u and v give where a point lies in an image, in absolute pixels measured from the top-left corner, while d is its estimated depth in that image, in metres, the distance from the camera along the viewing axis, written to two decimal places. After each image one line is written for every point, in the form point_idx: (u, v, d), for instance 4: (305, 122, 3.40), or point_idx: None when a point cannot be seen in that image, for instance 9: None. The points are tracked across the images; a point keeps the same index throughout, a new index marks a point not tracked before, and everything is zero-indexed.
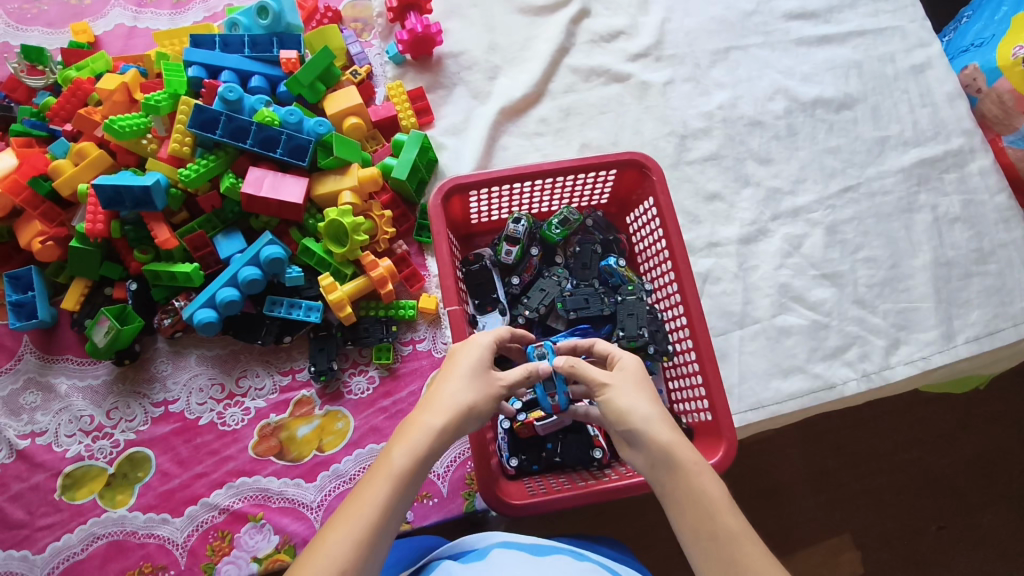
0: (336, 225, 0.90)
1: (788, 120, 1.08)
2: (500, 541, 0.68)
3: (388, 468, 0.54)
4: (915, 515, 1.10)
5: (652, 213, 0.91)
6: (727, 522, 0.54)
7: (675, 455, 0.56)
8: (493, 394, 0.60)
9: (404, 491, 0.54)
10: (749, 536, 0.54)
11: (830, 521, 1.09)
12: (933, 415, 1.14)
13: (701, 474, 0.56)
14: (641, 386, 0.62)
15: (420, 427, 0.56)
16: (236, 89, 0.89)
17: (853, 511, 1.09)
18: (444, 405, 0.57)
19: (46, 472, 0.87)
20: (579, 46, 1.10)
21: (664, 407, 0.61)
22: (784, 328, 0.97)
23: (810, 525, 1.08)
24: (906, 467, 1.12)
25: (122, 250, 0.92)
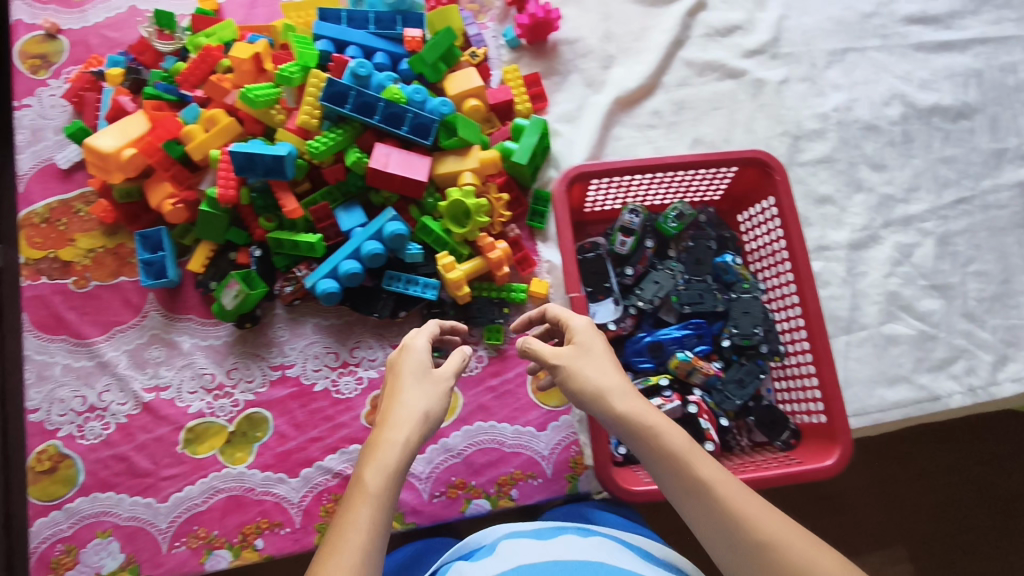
0: (457, 205, 0.91)
1: (903, 127, 1.06)
2: (506, 533, 0.74)
3: (364, 492, 0.55)
4: (973, 530, 1.10)
5: (771, 213, 0.91)
6: (699, 469, 0.59)
7: (636, 420, 0.62)
8: (443, 392, 0.63)
9: (386, 503, 0.55)
10: (719, 476, 0.59)
11: (885, 529, 1.09)
12: (1003, 432, 1.13)
13: (662, 431, 0.61)
14: (596, 359, 0.66)
15: (384, 444, 0.58)
16: (366, 65, 0.91)
17: (910, 522, 1.09)
18: (400, 417, 0.60)
19: (170, 426, 0.91)
20: (695, 39, 1.09)
21: (620, 375, 0.66)
22: (891, 337, 0.98)
23: (866, 533, 1.08)
24: (971, 484, 1.11)
25: (247, 216, 0.94)
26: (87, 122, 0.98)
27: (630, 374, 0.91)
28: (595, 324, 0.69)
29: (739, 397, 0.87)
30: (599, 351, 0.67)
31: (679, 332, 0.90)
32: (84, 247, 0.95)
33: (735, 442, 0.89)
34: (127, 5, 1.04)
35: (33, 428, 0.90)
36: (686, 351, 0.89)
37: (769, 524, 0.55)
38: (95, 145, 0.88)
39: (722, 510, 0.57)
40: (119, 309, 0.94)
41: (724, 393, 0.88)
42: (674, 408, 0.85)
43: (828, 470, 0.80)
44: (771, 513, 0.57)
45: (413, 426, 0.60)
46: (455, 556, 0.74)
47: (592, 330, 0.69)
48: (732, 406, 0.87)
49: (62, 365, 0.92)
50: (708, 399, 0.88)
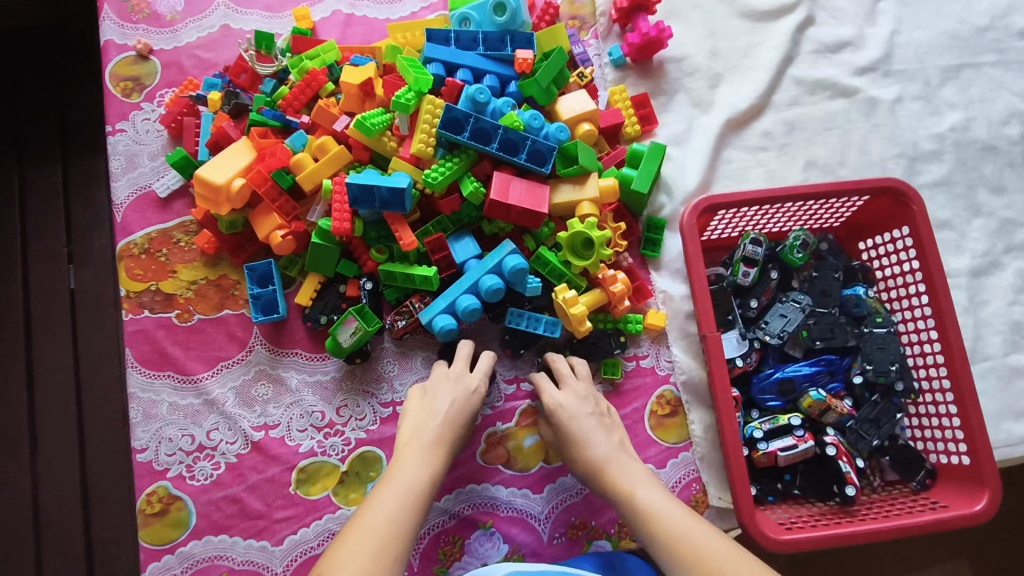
0: (578, 237, 0.87)
1: (1023, 147, 1.02)
2: (508, 573, 0.73)
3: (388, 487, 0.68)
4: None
5: (905, 243, 0.87)
6: (662, 510, 0.69)
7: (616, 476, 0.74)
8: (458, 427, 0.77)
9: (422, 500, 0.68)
10: (679, 518, 0.67)
11: (944, 546, 1.05)
12: None
13: (637, 486, 0.72)
14: (586, 419, 0.80)
15: (407, 462, 0.72)
16: (485, 91, 0.87)
17: (971, 537, 1.06)
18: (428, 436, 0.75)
19: (281, 466, 0.88)
20: (803, 55, 1.05)
21: (604, 436, 0.78)
22: (1017, 368, 0.94)
23: (927, 551, 1.05)
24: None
25: (357, 249, 0.91)
26: (189, 148, 0.95)
27: (756, 412, 0.88)
28: (591, 391, 0.83)
29: (875, 436, 0.84)
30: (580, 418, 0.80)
31: (811, 369, 0.86)
32: (187, 279, 0.93)
33: (870, 483, 0.85)
34: (217, 23, 1.02)
35: (141, 467, 0.88)
36: (820, 390, 0.85)
37: (722, 559, 0.62)
38: (208, 176, 0.86)
39: (680, 549, 0.64)
40: (224, 343, 0.92)
41: (859, 433, 0.85)
42: (808, 448, 0.83)
43: (980, 517, 0.76)
44: (726, 549, 0.63)
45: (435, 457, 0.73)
46: None
47: (591, 396, 0.83)
48: (868, 446, 0.84)
49: (168, 403, 0.90)
50: (842, 439, 0.85)
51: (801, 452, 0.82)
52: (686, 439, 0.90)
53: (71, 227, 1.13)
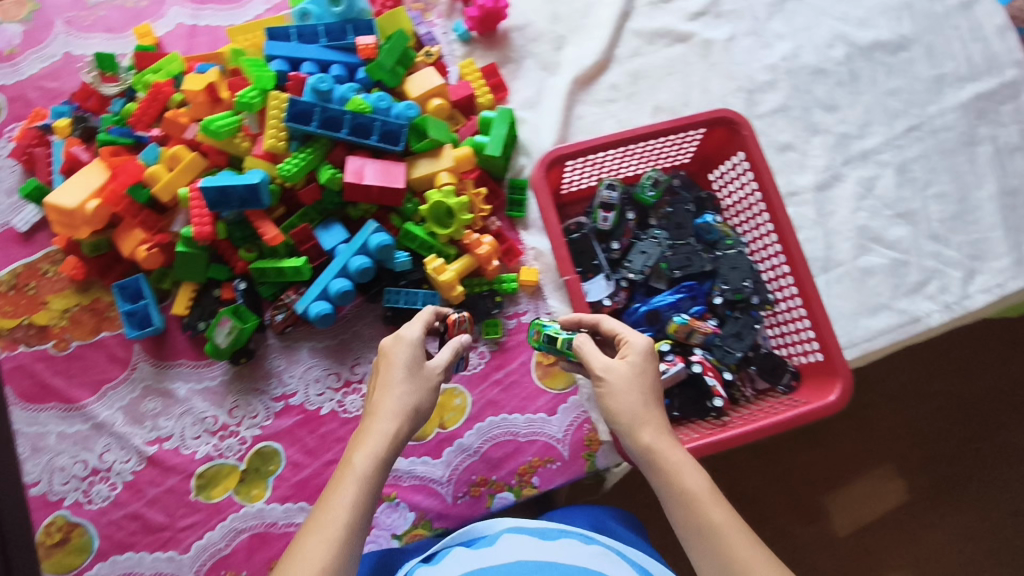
0: (438, 206, 0.90)
1: (849, 66, 1.10)
2: (508, 527, 0.74)
3: (352, 474, 0.60)
4: (953, 437, 1.16)
5: (743, 167, 0.93)
6: (713, 505, 0.61)
7: (660, 455, 0.64)
8: (432, 389, 0.67)
9: (370, 488, 0.60)
10: (730, 527, 0.59)
11: (870, 455, 1.15)
12: (969, 340, 1.19)
13: (684, 472, 0.63)
14: (640, 383, 0.67)
15: (374, 435, 0.63)
16: (326, 79, 0.89)
17: (890, 442, 1.15)
18: (392, 409, 0.64)
19: (179, 475, 0.89)
20: (639, 8, 1.10)
21: (650, 405, 0.67)
22: (867, 269, 1.02)
23: (853, 462, 1.14)
24: (943, 395, 1.17)
25: (225, 251, 0.92)
26: (42, 179, 0.96)
27: None
28: (655, 346, 0.69)
29: (738, 349, 0.90)
30: (638, 383, 0.67)
31: (673, 297, 0.91)
32: (59, 308, 0.93)
33: (740, 394, 0.91)
34: (58, 52, 1.01)
35: (35, 501, 0.87)
36: (683, 314, 0.90)
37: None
38: (58, 202, 0.85)
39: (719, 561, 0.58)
40: (106, 366, 0.92)
41: (724, 348, 0.90)
42: (680, 370, 0.86)
43: (833, 406, 0.83)
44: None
45: (401, 420, 0.64)
46: (456, 542, 0.75)
47: (656, 354, 0.70)
48: (734, 360, 0.90)
49: (56, 433, 0.90)
50: (709, 357, 0.90)
51: (674, 375, 0.86)
52: (573, 384, 0.94)
53: None
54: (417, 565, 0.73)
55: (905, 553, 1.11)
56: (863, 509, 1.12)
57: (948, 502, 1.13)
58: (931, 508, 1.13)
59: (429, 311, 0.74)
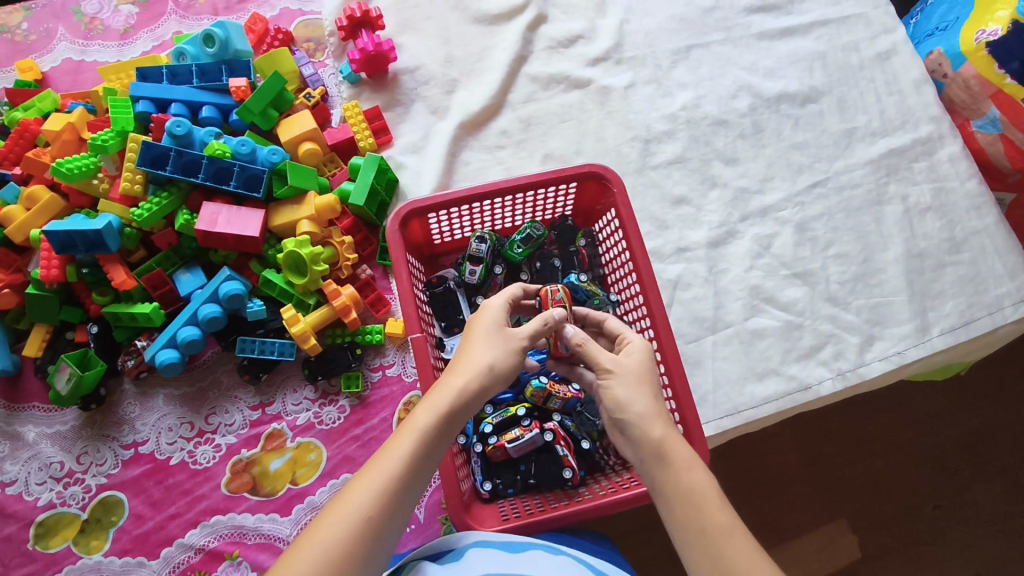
0: (294, 256, 0.88)
1: (753, 118, 1.06)
2: (478, 541, 0.72)
3: (411, 426, 0.58)
4: (912, 490, 1.09)
5: (614, 225, 0.89)
6: (715, 499, 0.58)
7: (668, 448, 0.60)
8: (513, 354, 0.63)
9: (429, 446, 0.58)
10: (734, 528, 0.56)
11: (826, 506, 1.07)
12: (924, 392, 1.13)
13: (691, 467, 0.60)
14: (645, 377, 0.64)
15: (443, 388, 0.61)
16: (184, 123, 0.88)
17: (846, 495, 1.08)
18: (469, 368, 0.61)
19: (18, 522, 0.87)
20: (537, 53, 1.08)
21: (658, 399, 0.63)
22: (757, 331, 0.97)
23: (810, 513, 1.07)
24: (903, 448, 1.11)
25: (81, 293, 0.91)
26: None
27: (491, 407, 0.89)
28: (652, 346, 0.67)
29: (599, 417, 0.86)
30: (649, 376, 0.64)
31: (533, 358, 0.88)
32: None
33: (603, 461, 0.86)
34: None
35: None
36: (542, 377, 0.87)
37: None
38: None
39: (719, 562, 0.55)
40: None
41: (584, 415, 0.87)
42: (535, 437, 0.83)
43: None
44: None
45: (478, 380, 0.61)
46: (423, 556, 0.71)
47: (651, 351, 0.68)
48: (594, 427, 0.86)
49: None
50: (568, 423, 0.86)
51: (527, 442, 0.83)
52: None
53: None
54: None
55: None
56: (816, 563, 1.04)
57: (909, 563, 1.05)
58: (889, 567, 1.05)
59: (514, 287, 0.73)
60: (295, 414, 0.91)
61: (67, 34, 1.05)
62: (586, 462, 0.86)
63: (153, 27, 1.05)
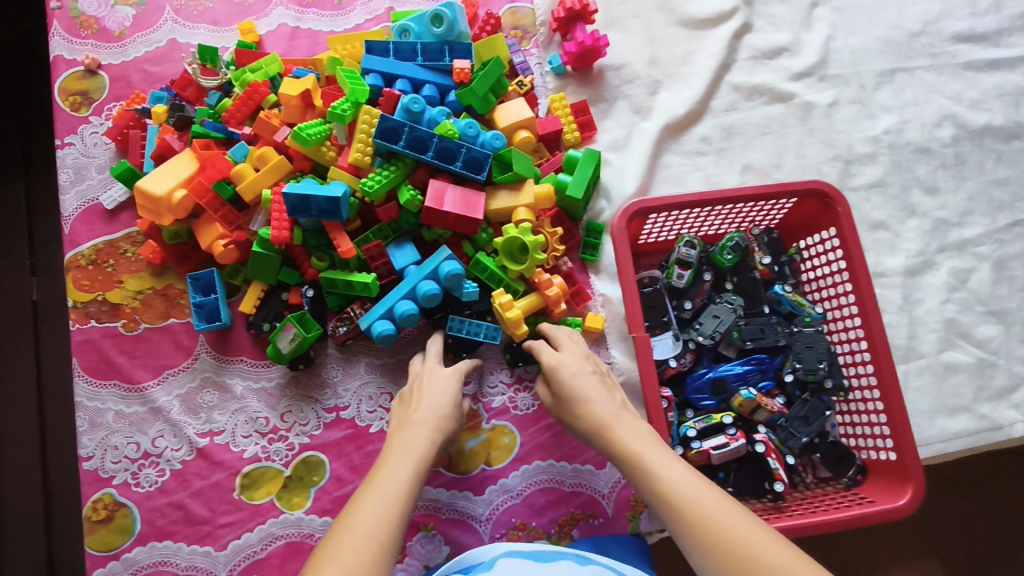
0: (514, 242, 0.89)
1: (955, 148, 1.05)
2: (504, 552, 0.72)
3: (387, 474, 0.67)
4: (1012, 538, 1.05)
5: (832, 244, 0.89)
6: (660, 466, 0.64)
7: (611, 447, 0.70)
8: (448, 415, 0.78)
9: (411, 485, 0.66)
10: (675, 475, 0.63)
11: (917, 542, 1.04)
12: None
13: (628, 449, 0.68)
14: (572, 392, 0.77)
15: (405, 446, 0.72)
16: (419, 100, 0.90)
17: (947, 535, 1.04)
18: (420, 429, 0.74)
19: (225, 471, 0.90)
20: (741, 62, 1.07)
21: (598, 400, 0.75)
22: (951, 365, 0.96)
23: (901, 547, 1.04)
24: None
25: (299, 256, 0.93)
26: (133, 160, 0.97)
27: (691, 411, 0.90)
28: (569, 361, 0.79)
29: (805, 434, 0.86)
30: (576, 389, 0.76)
31: (741, 368, 0.89)
32: (133, 289, 0.95)
33: (800, 479, 0.88)
34: (165, 38, 1.04)
35: (87, 475, 0.90)
36: (750, 388, 0.88)
37: (739, 526, 0.56)
38: (147, 188, 0.87)
39: (684, 514, 0.59)
40: (170, 352, 0.93)
41: (789, 430, 0.86)
42: (740, 446, 0.84)
43: (902, 511, 0.78)
44: (736, 511, 0.58)
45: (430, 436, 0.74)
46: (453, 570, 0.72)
47: (573, 364, 0.79)
48: (798, 444, 0.86)
49: (114, 411, 0.91)
50: (772, 437, 0.86)
51: (733, 450, 0.83)
52: None
53: (32, 240, 1.11)
54: None
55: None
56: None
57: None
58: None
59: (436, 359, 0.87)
60: (491, 396, 0.93)
61: None
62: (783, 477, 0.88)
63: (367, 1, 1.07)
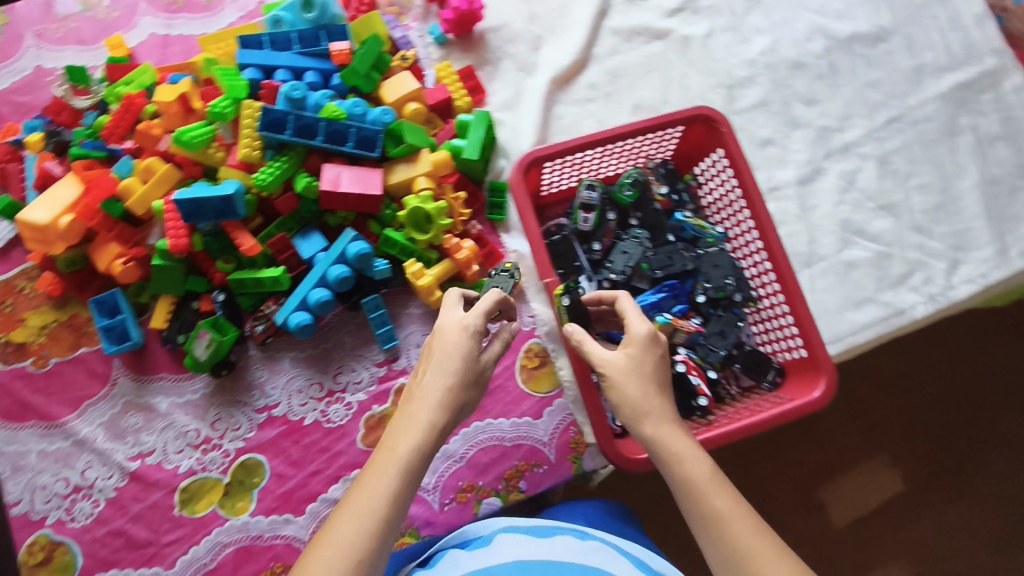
0: (417, 212, 0.90)
1: (827, 59, 1.10)
2: (503, 527, 0.73)
3: (391, 465, 0.56)
4: (926, 414, 1.17)
5: (723, 163, 0.92)
6: (724, 497, 0.58)
7: (660, 448, 0.62)
8: (470, 381, 0.62)
9: (410, 481, 0.57)
10: (737, 510, 0.57)
11: (847, 442, 1.15)
12: (969, 326, 1.20)
13: (685, 459, 0.61)
14: (633, 376, 0.64)
15: (412, 423, 0.59)
16: (300, 87, 0.89)
17: (887, 433, 1.16)
18: (432, 400, 0.60)
19: (162, 490, 0.88)
20: (616, 6, 1.10)
21: (659, 394, 0.64)
22: (851, 262, 1.01)
23: (849, 453, 1.15)
24: (954, 384, 1.18)
25: (204, 262, 0.91)
26: (16, 195, 0.95)
27: (614, 346, 0.92)
28: (657, 336, 0.66)
29: (722, 347, 0.89)
30: (640, 372, 0.64)
31: (655, 297, 0.91)
32: (37, 325, 0.92)
33: (726, 392, 0.91)
34: (28, 65, 1.01)
35: (18, 521, 0.87)
36: (665, 314, 0.90)
37: None
38: (30, 219, 0.85)
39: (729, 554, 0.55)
40: (85, 382, 0.91)
41: (707, 346, 0.90)
42: (663, 370, 0.87)
43: (818, 402, 0.82)
44: (787, 561, 0.54)
45: (445, 411, 0.60)
46: (452, 544, 0.74)
47: (657, 338, 0.66)
48: (718, 357, 0.89)
49: (37, 452, 0.89)
50: (693, 355, 0.90)
51: None
52: (557, 385, 0.94)
53: None
54: (415, 571, 0.72)
55: (904, 540, 1.13)
56: (860, 499, 1.14)
57: (939, 486, 1.15)
58: (917, 494, 1.15)
59: (456, 293, 0.68)
60: None
61: (149, 7, 1.04)
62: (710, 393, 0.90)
63: None
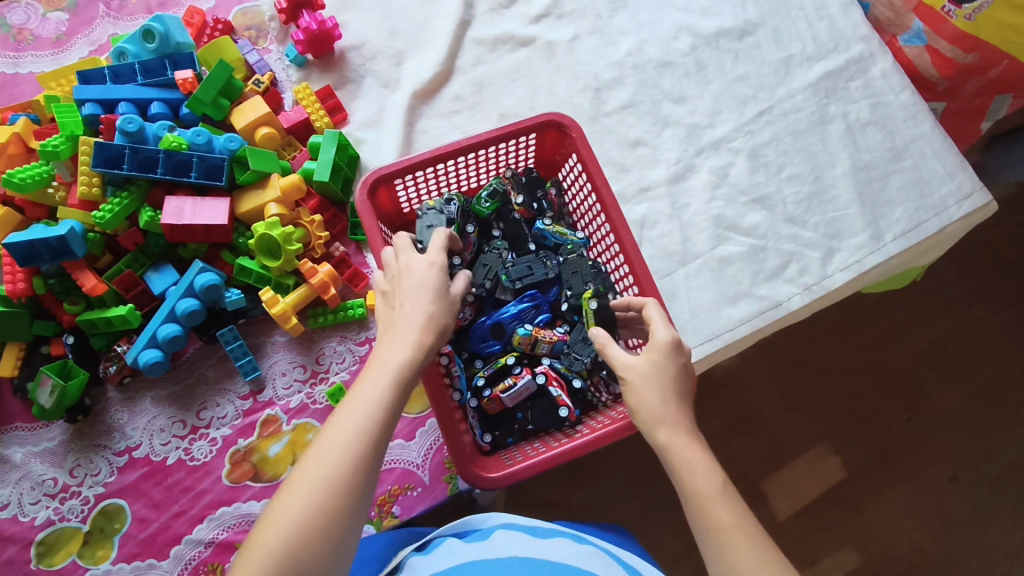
0: (266, 239, 0.87)
1: (695, 56, 1.09)
2: (504, 522, 0.66)
3: (378, 373, 0.55)
4: (849, 400, 1.16)
5: (577, 169, 0.91)
6: (731, 508, 0.54)
7: (673, 456, 0.58)
8: (448, 306, 0.62)
9: (398, 392, 0.55)
10: (742, 529, 0.53)
11: (774, 433, 1.13)
12: (882, 309, 1.20)
13: (696, 468, 0.56)
14: (652, 380, 0.61)
15: (393, 341, 0.58)
16: (134, 119, 0.86)
17: (823, 420, 1.14)
18: (410, 320, 0.59)
19: (18, 544, 0.85)
20: (479, 17, 1.09)
21: (677, 399, 0.61)
22: (725, 258, 1.00)
23: (787, 444, 1.13)
24: (873, 368, 1.17)
25: (50, 305, 0.89)
26: None
27: (481, 361, 0.90)
28: (679, 341, 0.63)
29: (586, 354, 0.87)
30: (661, 376, 0.61)
31: (516, 308, 0.89)
32: None
33: (596, 399, 0.87)
34: None
35: None
36: (526, 325, 0.88)
37: None
38: None
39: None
40: None
41: (572, 355, 0.88)
42: (528, 383, 0.85)
43: None
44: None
45: (426, 329, 0.59)
46: (450, 533, 0.68)
47: (680, 345, 0.64)
48: (583, 365, 0.87)
49: None
50: (556, 366, 0.88)
51: (520, 389, 0.84)
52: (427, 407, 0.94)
53: None
54: (409, 556, 0.65)
55: (849, 527, 1.09)
56: (801, 490, 1.11)
57: (879, 471, 1.12)
58: (853, 481, 1.12)
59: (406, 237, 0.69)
60: (287, 397, 0.91)
61: None
62: (580, 402, 0.88)
63: (87, 31, 1.02)
